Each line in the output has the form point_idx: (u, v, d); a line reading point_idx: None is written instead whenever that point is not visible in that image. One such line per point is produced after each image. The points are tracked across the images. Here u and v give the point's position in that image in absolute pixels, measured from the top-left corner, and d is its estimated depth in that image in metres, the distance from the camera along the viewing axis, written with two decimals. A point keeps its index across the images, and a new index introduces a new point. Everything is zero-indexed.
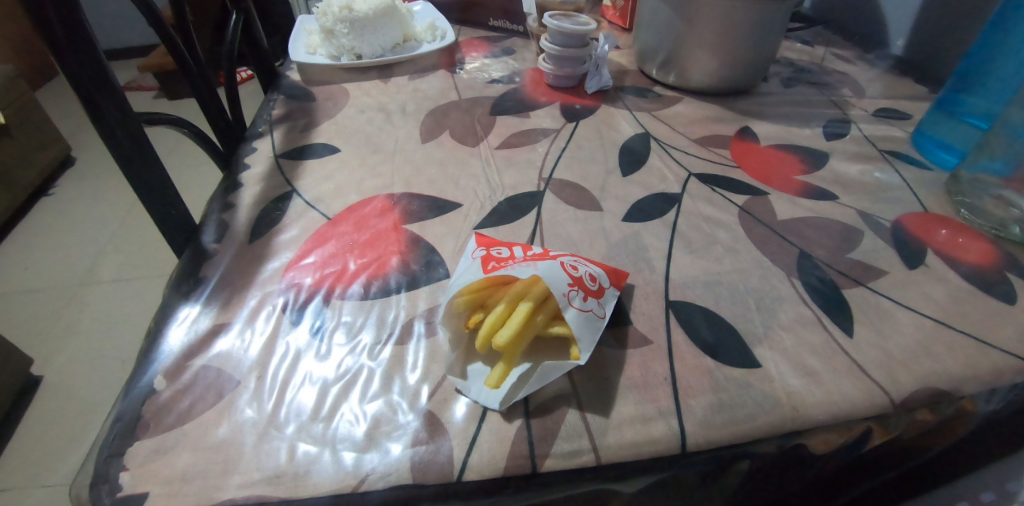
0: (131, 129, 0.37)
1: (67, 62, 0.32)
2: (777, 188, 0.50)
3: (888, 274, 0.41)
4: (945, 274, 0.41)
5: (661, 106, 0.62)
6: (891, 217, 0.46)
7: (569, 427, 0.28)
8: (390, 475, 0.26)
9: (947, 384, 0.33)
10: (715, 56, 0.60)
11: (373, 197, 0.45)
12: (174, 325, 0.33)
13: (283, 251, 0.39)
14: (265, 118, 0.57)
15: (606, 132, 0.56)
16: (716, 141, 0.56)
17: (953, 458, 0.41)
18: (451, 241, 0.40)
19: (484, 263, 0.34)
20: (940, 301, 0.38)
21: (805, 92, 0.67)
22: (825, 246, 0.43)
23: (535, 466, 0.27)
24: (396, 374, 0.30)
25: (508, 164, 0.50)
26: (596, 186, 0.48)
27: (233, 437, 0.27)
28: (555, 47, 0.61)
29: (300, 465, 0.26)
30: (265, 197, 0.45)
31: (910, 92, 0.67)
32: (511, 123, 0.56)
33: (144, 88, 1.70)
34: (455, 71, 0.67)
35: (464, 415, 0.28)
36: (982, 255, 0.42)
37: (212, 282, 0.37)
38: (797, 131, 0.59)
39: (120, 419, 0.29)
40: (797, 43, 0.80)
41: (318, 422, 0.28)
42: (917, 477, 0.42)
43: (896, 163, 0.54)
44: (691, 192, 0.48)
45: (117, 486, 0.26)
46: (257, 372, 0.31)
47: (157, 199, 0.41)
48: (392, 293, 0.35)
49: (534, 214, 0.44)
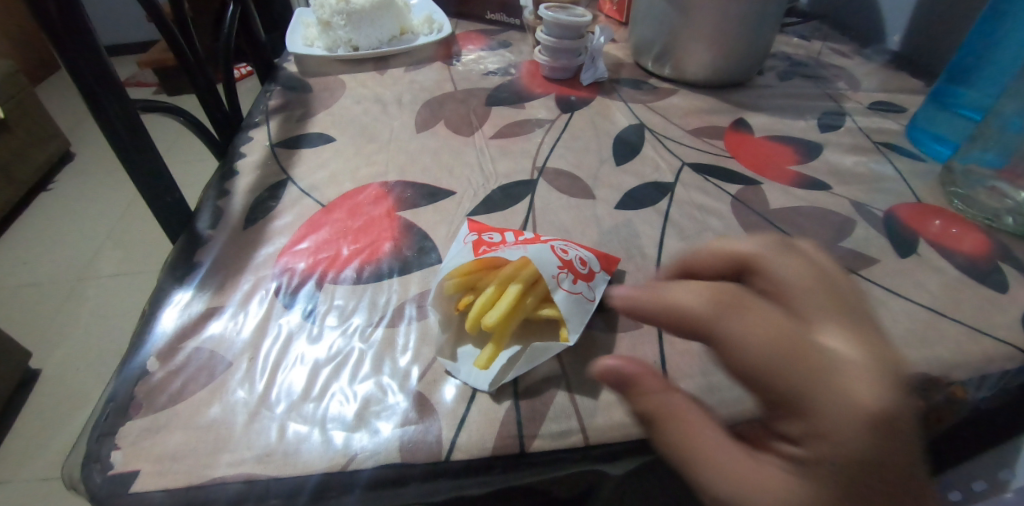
0: (131, 120, 0.37)
1: (66, 52, 0.33)
2: (771, 178, 0.50)
3: (880, 263, 0.41)
4: (936, 263, 0.41)
5: (657, 98, 0.62)
6: (884, 208, 0.47)
7: (558, 408, 0.29)
8: (378, 454, 0.26)
9: (936, 370, 0.33)
10: (711, 48, 0.60)
11: (367, 184, 0.45)
12: (168, 309, 0.34)
13: (278, 237, 0.39)
14: (262, 108, 0.57)
15: (601, 123, 0.56)
16: (710, 132, 0.56)
17: (941, 447, 0.41)
18: (444, 228, 0.40)
19: (475, 247, 0.34)
20: (931, 289, 0.38)
21: (801, 85, 0.67)
22: (817, 234, 0.44)
23: (523, 446, 0.27)
24: (388, 356, 0.31)
25: (502, 154, 0.50)
26: (590, 175, 0.48)
27: (225, 416, 0.28)
28: (551, 39, 0.61)
29: (289, 443, 0.27)
30: (260, 184, 0.45)
31: (904, 85, 0.67)
32: (506, 114, 0.56)
33: (144, 85, 1.70)
34: (451, 63, 0.67)
35: (453, 396, 0.29)
36: (975, 245, 0.42)
37: (206, 266, 0.37)
38: (792, 123, 0.60)
39: (113, 399, 0.29)
40: (794, 37, 0.80)
41: (308, 402, 0.28)
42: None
43: (890, 154, 0.54)
44: (685, 182, 0.48)
45: (108, 465, 0.26)
46: (249, 354, 0.31)
47: (153, 186, 0.41)
48: (385, 278, 0.36)
49: (528, 202, 0.44)
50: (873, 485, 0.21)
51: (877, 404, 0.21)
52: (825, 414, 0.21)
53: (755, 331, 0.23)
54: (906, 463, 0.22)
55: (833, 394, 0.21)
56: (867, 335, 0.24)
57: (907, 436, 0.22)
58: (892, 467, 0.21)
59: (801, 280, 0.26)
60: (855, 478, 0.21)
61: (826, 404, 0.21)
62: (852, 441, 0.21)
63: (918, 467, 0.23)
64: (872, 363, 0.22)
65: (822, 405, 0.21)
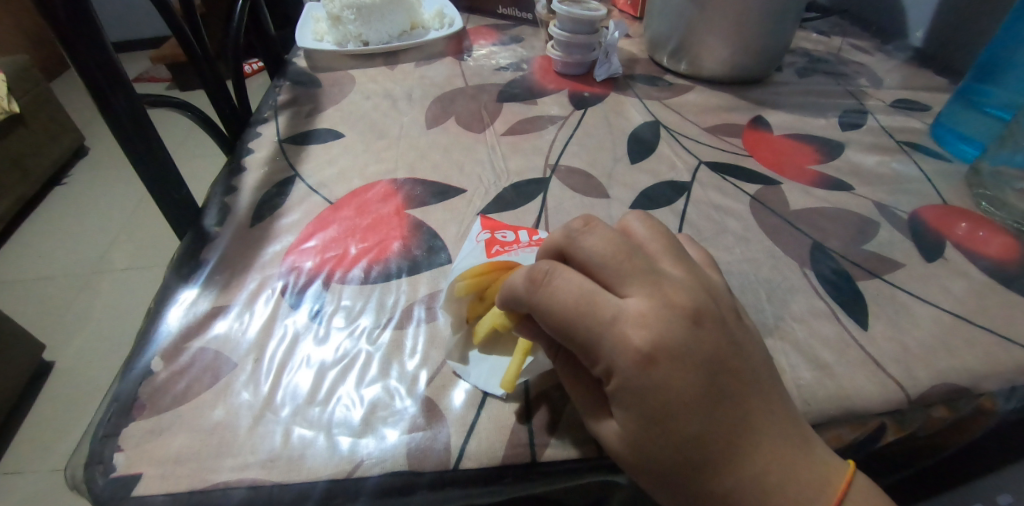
0: (135, 112, 0.36)
1: (73, 48, 0.32)
2: (791, 178, 0.49)
3: (905, 267, 0.39)
4: (965, 269, 0.39)
5: (672, 95, 0.60)
6: (909, 210, 0.45)
7: (570, 416, 0.28)
8: (385, 461, 0.25)
9: (965, 380, 0.32)
10: (729, 44, 0.58)
11: (376, 181, 0.44)
12: (173, 307, 0.33)
13: (285, 235, 0.39)
14: (271, 103, 0.56)
15: (615, 120, 0.55)
16: (727, 130, 0.55)
17: (965, 458, 0.39)
18: (454, 226, 0.39)
19: (487, 247, 0.34)
20: (959, 295, 0.37)
21: (821, 81, 0.65)
22: (839, 237, 0.42)
23: (534, 456, 0.26)
24: (395, 359, 0.30)
25: (514, 151, 0.49)
26: (604, 174, 0.46)
27: (229, 419, 0.27)
28: (565, 34, 0.60)
29: (294, 449, 0.26)
30: (269, 180, 0.44)
31: (928, 83, 0.65)
32: (518, 110, 0.55)
33: (157, 80, 1.71)
34: (462, 58, 0.66)
35: (462, 402, 0.28)
36: (1002, 250, 0.40)
37: (212, 263, 0.36)
38: (811, 121, 0.58)
39: (117, 399, 0.28)
40: (813, 33, 0.78)
41: (314, 406, 0.28)
42: (926, 477, 0.40)
43: (914, 154, 0.52)
44: (701, 181, 0.47)
45: (111, 467, 0.26)
46: (254, 354, 0.30)
47: (160, 181, 0.40)
48: (393, 278, 0.35)
49: (540, 200, 0.43)
50: (676, 418, 0.23)
51: (648, 341, 0.23)
52: (607, 356, 0.23)
53: (562, 288, 0.24)
54: (704, 387, 0.23)
55: (614, 339, 0.23)
56: (656, 273, 0.24)
57: (697, 363, 0.23)
58: (689, 395, 0.23)
59: (601, 250, 0.25)
60: (650, 411, 0.23)
61: (604, 349, 0.23)
62: (634, 378, 0.23)
63: (738, 385, 0.24)
64: (654, 309, 0.23)
65: (603, 350, 0.23)
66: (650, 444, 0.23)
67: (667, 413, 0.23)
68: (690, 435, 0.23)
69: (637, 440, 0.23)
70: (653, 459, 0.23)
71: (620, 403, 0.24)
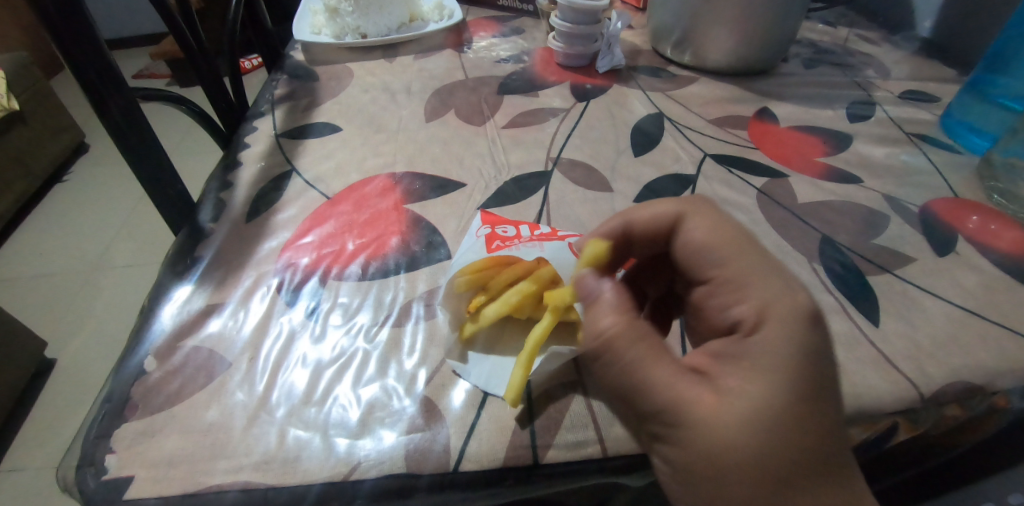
0: (129, 108, 0.35)
1: (62, 42, 0.31)
2: (798, 170, 0.47)
3: (916, 261, 0.38)
4: (977, 263, 0.38)
5: (676, 86, 0.59)
6: (920, 203, 0.44)
7: (573, 417, 0.27)
8: (382, 463, 0.25)
9: (980, 377, 0.31)
10: (734, 34, 0.57)
11: (374, 176, 0.43)
12: (167, 305, 0.32)
13: (281, 230, 0.38)
14: (268, 97, 0.55)
15: (618, 112, 0.54)
16: (732, 122, 0.54)
17: (982, 454, 0.38)
18: (453, 221, 0.39)
19: (488, 242, 0.33)
20: (972, 290, 0.36)
21: (828, 72, 0.64)
22: (848, 230, 0.41)
23: (536, 458, 0.25)
24: (393, 358, 0.29)
25: (514, 144, 0.48)
26: (607, 167, 0.45)
27: (223, 420, 0.26)
28: (566, 25, 0.58)
29: (289, 450, 0.25)
30: (265, 175, 0.44)
31: (937, 73, 0.63)
32: (519, 103, 0.54)
33: (157, 76, 1.70)
34: (462, 50, 0.65)
35: (462, 402, 0.27)
36: (1015, 243, 0.39)
37: (207, 260, 0.35)
38: (818, 113, 0.56)
39: (110, 399, 0.28)
40: (819, 23, 0.76)
41: (309, 406, 0.27)
42: (944, 473, 0.39)
43: (924, 146, 0.51)
44: (706, 174, 0.46)
45: (102, 469, 0.25)
46: (249, 354, 0.29)
47: (154, 176, 0.39)
48: (391, 274, 0.34)
49: (541, 194, 0.42)
50: (808, 397, 0.21)
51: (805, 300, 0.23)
52: (762, 296, 0.23)
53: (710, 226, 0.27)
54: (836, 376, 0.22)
55: (779, 285, 0.23)
56: None
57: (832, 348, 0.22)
58: (826, 377, 0.21)
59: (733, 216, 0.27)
60: (795, 373, 0.21)
61: (759, 291, 0.23)
62: (785, 339, 0.22)
63: None
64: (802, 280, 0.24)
65: (757, 288, 0.24)
66: (773, 424, 0.20)
67: (812, 381, 0.21)
68: (814, 422, 0.20)
69: (763, 410, 0.20)
70: (770, 440, 0.20)
71: (748, 364, 0.22)
